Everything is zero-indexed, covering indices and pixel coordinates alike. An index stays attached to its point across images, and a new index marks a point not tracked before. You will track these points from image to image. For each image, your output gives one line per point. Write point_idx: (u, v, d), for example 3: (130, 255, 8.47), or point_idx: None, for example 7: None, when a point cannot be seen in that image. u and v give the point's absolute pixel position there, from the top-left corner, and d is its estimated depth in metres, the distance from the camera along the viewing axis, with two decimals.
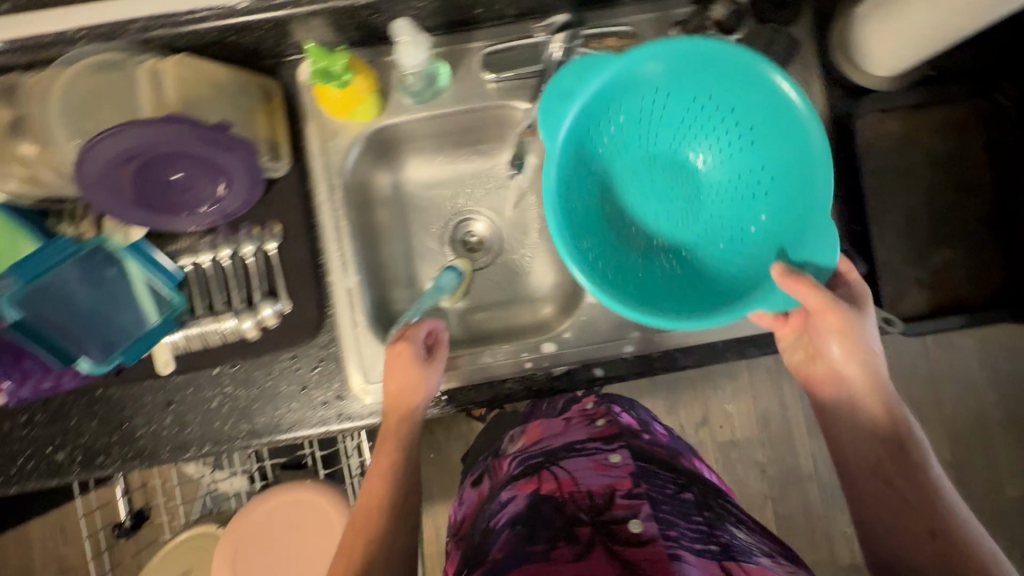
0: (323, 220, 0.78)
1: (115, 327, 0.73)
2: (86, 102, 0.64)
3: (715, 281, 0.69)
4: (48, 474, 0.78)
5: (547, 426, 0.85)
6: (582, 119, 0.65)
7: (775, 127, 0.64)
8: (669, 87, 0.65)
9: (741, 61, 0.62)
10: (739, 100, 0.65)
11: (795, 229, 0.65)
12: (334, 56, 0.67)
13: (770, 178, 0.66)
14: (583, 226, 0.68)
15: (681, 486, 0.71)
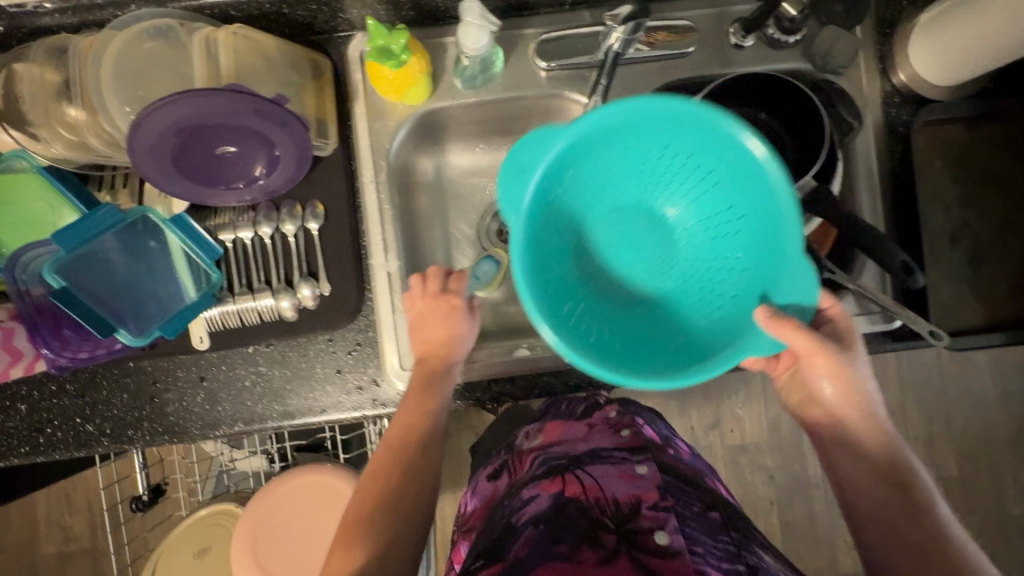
0: (366, 201, 0.77)
1: (153, 300, 0.72)
2: (139, 68, 0.63)
3: (700, 331, 0.63)
4: (76, 444, 0.77)
5: (569, 429, 0.77)
6: (544, 189, 0.60)
7: (736, 171, 0.59)
8: (623, 142, 0.60)
9: (692, 111, 0.56)
10: (700, 147, 0.59)
11: (772, 273, 0.59)
12: (394, 34, 0.65)
13: (741, 220, 0.61)
14: (559, 293, 0.62)
15: (709, 504, 0.65)
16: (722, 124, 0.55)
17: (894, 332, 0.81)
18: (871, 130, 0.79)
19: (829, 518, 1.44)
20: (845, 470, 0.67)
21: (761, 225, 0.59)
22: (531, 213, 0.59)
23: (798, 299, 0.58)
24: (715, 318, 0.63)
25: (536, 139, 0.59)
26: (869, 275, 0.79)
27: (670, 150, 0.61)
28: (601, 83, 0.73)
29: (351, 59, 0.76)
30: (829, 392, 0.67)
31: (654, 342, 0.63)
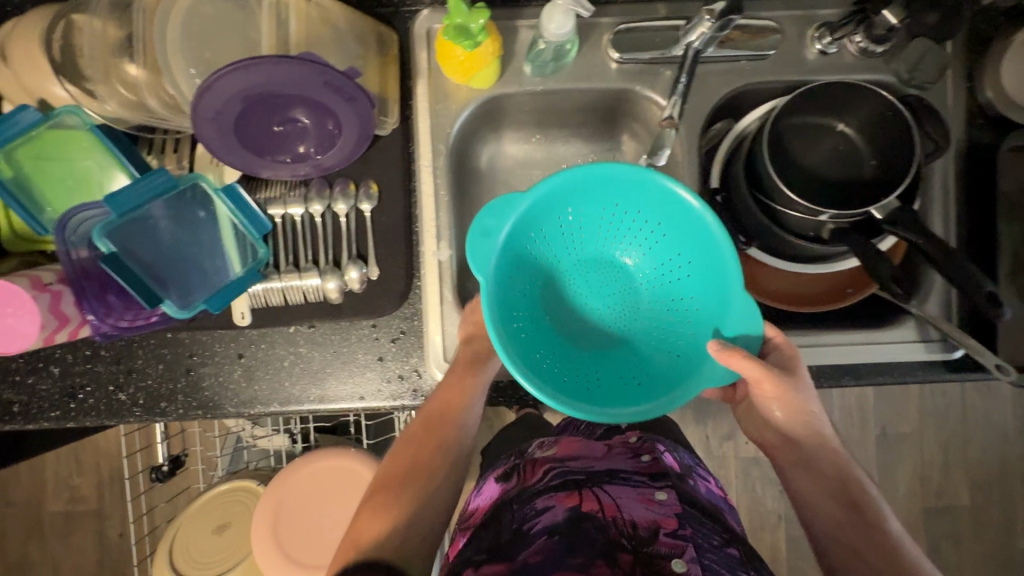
0: (421, 185, 0.74)
1: (198, 272, 0.69)
2: (206, 27, 0.60)
3: (664, 365, 0.67)
4: (107, 413, 0.75)
5: (586, 445, 0.76)
6: (512, 248, 0.64)
7: (677, 223, 0.65)
8: (578, 204, 0.66)
9: (630, 175, 0.62)
10: (645, 205, 0.65)
11: (719, 308, 0.63)
12: (473, 13, 0.62)
13: (689, 263, 0.66)
14: (534, 340, 0.66)
15: (729, 538, 0.62)
16: (658, 183, 0.62)
17: (953, 362, 0.78)
18: (954, 150, 0.75)
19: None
20: (795, 485, 0.65)
21: (706, 267, 0.64)
22: (498, 272, 0.63)
23: (745, 329, 0.61)
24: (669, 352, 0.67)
25: (501, 203, 0.62)
26: (933, 302, 0.76)
27: (622, 209, 0.67)
28: (681, 82, 0.69)
29: (417, 37, 0.73)
30: (777, 414, 0.64)
31: (620, 377, 0.67)
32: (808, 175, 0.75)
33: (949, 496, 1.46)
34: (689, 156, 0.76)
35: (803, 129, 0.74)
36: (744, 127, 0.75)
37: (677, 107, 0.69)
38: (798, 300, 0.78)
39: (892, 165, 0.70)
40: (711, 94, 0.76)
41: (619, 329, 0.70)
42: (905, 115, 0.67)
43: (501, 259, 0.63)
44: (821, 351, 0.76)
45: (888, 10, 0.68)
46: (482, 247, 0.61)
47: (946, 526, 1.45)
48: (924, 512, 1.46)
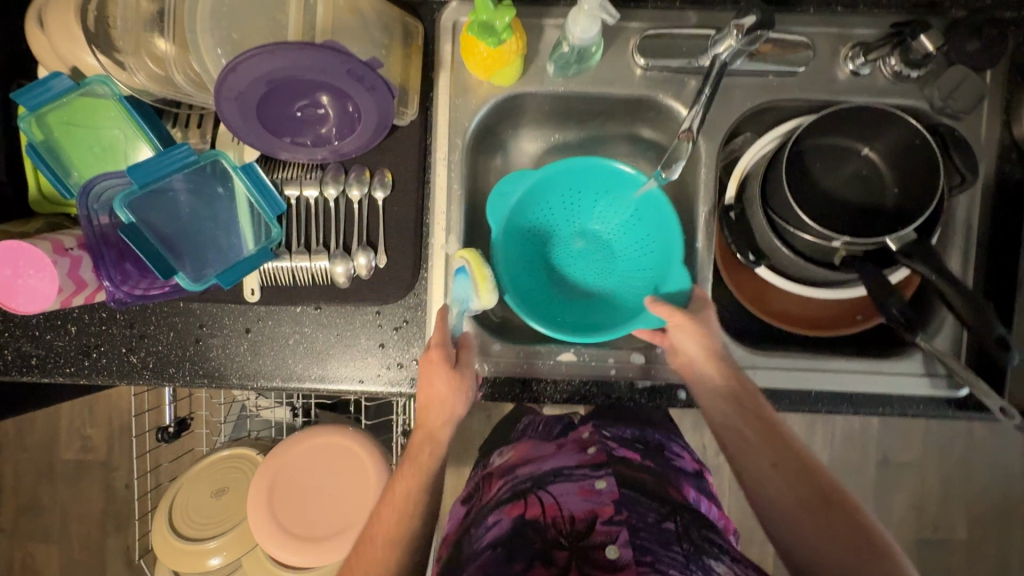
0: (435, 177, 0.74)
1: (212, 247, 0.70)
2: (234, 7, 0.60)
3: (623, 314, 0.80)
4: (119, 373, 0.78)
5: (538, 447, 0.81)
6: (517, 213, 0.78)
7: (642, 206, 0.79)
8: (578, 183, 0.80)
9: (606, 166, 0.77)
10: (619, 191, 0.80)
11: (665, 270, 0.77)
12: (499, 11, 0.61)
13: (649, 238, 0.80)
14: (528, 284, 0.80)
15: (666, 515, 0.67)
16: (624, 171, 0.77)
17: (958, 400, 0.77)
18: (982, 183, 0.73)
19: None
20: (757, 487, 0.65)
21: (662, 239, 0.78)
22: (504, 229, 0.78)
23: (678, 287, 0.75)
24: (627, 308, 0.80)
25: (516, 174, 0.77)
26: (943, 337, 0.75)
27: (611, 192, 0.80)
28: (705, 91, 0.67)
29: (442, 29, 0.73)
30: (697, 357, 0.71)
31: (593, 319, 0.80)
32: (827, 197, 0.73)
33: (944, 528, 1.44)
34: (707, 168, 0.75)
35: (826, 150, 0.73)
36: (765, 143, 0.74)
37: (698, 119, 0.67)
38: (804, 322, 0.78)
39: (913, 194, 0.69)
40: (735, 107, 0.75)
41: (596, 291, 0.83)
42: (933, 144, 0.65)
43: (507, 221, 0.77)
44: (822, 377, 0.75)
45: (926, 36, 0.67)
46: (495, 207, 0.76)
47: (939, 557, 1.44)
48: (917, 541, 1.44)
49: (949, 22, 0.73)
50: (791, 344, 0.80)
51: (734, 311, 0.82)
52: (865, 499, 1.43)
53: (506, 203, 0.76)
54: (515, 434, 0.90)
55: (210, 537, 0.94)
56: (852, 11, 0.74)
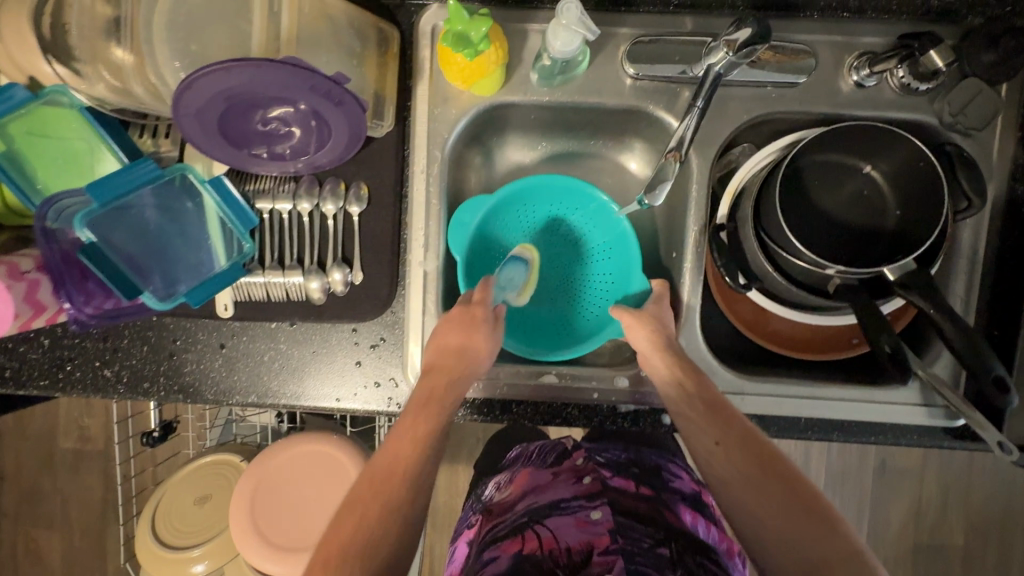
0: (412, 192, 0.71)
1: (181, 264, 0.68)
2: (192, 16, 0.57)
3: (587, 326, 0.80)
4: (93, 387, 0.76)
5: (534, 478, 0.80)
6: (478, 236, 0.77)
7: (597, 217, 0.80)
8: (537, 198, 0.80)
9: (565, 183, 0.78)
10: (574, 204, 0.80)
11: (625, 281, 0.78)
12: (474, 21, 0.58)
13: (605, 250, 0.80)
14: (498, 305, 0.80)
15: (661, 540, 0.65)
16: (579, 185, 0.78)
17: (955, 429, 0.74)
18: (990, 204, 0.68)
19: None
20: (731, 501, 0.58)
21: (619, 250, 0.79)
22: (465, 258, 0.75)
23: (639, 294, 0.77)
24: (588, 320, 0.81)
25: (473, 200, 0.74)
26: (943, 365, 0.71)
27: (572, 206, 0.80)
28: (697, 106, 0.64)
29: (420, 34, 0.69)
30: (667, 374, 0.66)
31: (561, 334, 0.80)
32: (824, 217, 0.69)
33: (942, 533, 1.42)
34: (700, 184, 0.71)
35: (826, 168, 0.69)
36: (761, 158, 0.70)
37: (692, 126, 0.64)
38: (796, 345, 0.74)
39: (915, 218, 0.65)
40: (731, 119, 0.70)
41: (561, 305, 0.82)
42: (938, 166, 0.61)
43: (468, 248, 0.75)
44: (814, 405, 0.72)
45: (936, 50, 0.62)
46: (457, 235, 0.74)
47: (936, 563, 1.42)
48: (914, 546, 1.42)
49: (962, 30, 0.68)
50: (784, 367, 0.77)
51: (724, 332, 0.79)
52: (861, 504, 1.41)
53: (466, 230, 0.74)
54: (511, 464, 0.89)
55: (193, 546, 0.95)
56: (858, 17, 0.69)
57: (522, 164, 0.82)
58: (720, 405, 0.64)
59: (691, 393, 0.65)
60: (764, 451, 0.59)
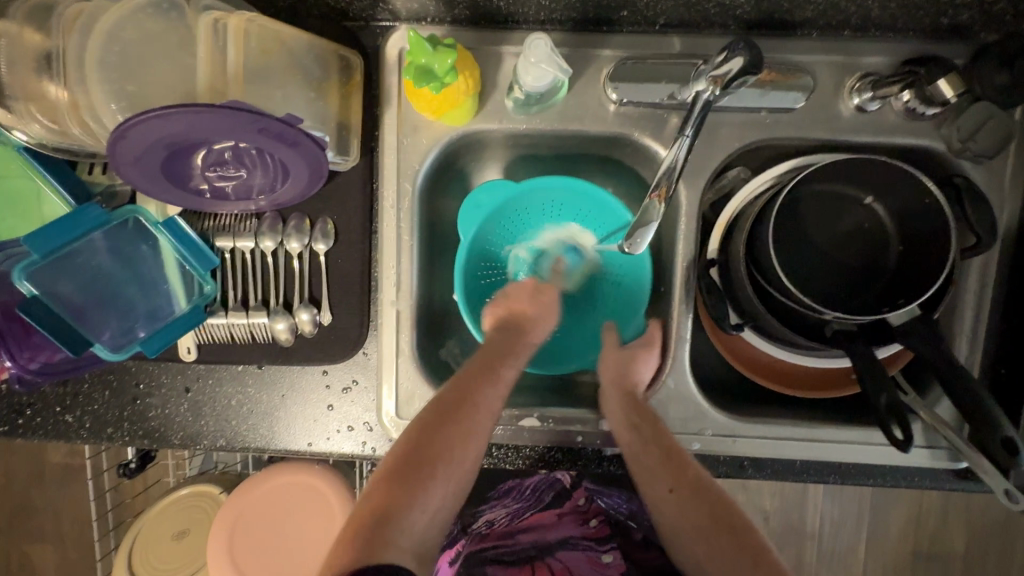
0: (383, 227, 0.67)
1: (139, 309, 0.65)
2: (130, 52, 0.52)
3: (575, 338, 0.77)
4: (55, 434, 0.73)
5: (532, 513, 0.76)
6: (489, 224, 0.72)
7: (605, 229, 0.73)
8: (554, 197, 0.73)
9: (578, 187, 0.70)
10: (586, 207, 0.73)
11: (625, 308, 0.75)
12: (439, 52, 0.54)
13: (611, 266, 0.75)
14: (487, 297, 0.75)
15: None
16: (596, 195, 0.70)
17: (959, 470, 0.69)
18: (1001, 236, 0.64)
19: (815, 566, 1.19)
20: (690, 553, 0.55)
21: (623, 273, 0.74)
22: (474, 241, 0.71)
23: (632, 327, 0.74)
24: (575, 342, 0.77)
25: (494, 184, 0.69)
26: (946, 406, 0.67)
27: (584, 213, 0.74)
28: (684, 136, 0.57)
29: (387, 61, 0.64)
30: (635, 421, 0.62)
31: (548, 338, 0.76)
32: (820, 251, 0.66)
33: (942, 542, 1.17)
34: (690, 216, 0.66)
35: (823, 200, 0.66)
36: (757, 183, 0.65)
37: (684, 149, 0.56)
38: (799, 382, 0.69)
39: (916, 256, 0.62)
40: (721, 147, 0.66)
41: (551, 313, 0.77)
42: (944, 205, 0.57)
43: (478, 233, 0.71)
44: (811, 447, 0.68)
45: (945, 80, 0.57)
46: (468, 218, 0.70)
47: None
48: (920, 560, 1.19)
49: (973, 49, 0.63)
50: (780, 406, 0.72)
51: (716, 367, 0.74)
52: (860, 513, 1.18)
53: (480, 212, 0.70)
54: (496, 496, 0.80)
55: None
56: (860, 34, 0.63)
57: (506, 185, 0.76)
58: (676, 449, 0.60)
59: (648, 439, 0.61)
60: (719, 503, 0.56)
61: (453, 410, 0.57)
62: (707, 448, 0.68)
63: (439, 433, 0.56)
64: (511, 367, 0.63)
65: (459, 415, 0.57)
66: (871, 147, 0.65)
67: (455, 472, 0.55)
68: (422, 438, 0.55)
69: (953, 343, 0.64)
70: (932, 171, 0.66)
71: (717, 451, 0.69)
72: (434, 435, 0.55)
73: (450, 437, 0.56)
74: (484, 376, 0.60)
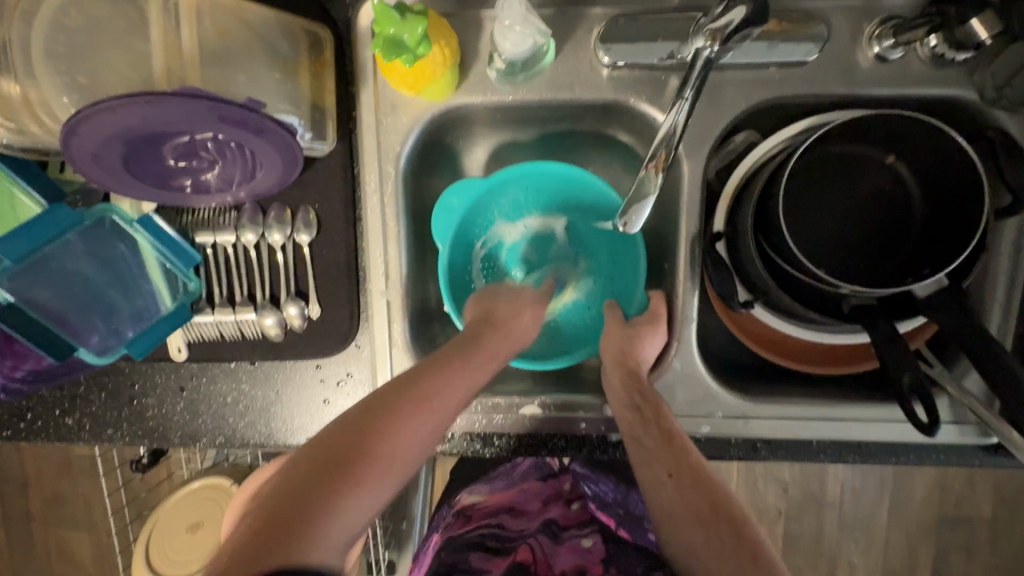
0: (366, 215, 0.64)
1: (125, 311, 0.63)
2: (78, 40, 0.49)
3: (566, 328, 0.71)
4: (56, 436, 0.71)
5: (517, 497, 0.72)
6: (465, 225, 0.67)
7: (584, 206, 0.69)
8: (534, 185, 0.68)
9: (548, 170, 0.66)
10: (561, 190, 0.69)
11: (622, 285, 0.70)
12: (408, 21, 0.50)
13: (597, 244, 0.71)
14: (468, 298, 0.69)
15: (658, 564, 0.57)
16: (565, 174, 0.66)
17: (990, 445, 0.65)
18: None
19: (836, 536, 1.16)
20: (685, 544, 0.51)
21: (611, 248, 0.70)
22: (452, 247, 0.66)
23: (631, 301, 0.68)
24: (578, 328, 0.71)
25: (466, 184, 0.64)
26: (974, 379, 0.62)
27: (560, 194, 0.69)
28: (683, 98, 0.51)
29: (359, 34, 0.59)
30: (627, 394, 0.60)
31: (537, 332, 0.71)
32: (838, 217, 0.61)
33: (969, 506, 1.13)
34: (694, 185, 0.61)
35: (839, 162, 0.60)
36: (769, 146, 0.59)
37: (683, 112, 0.51)
38: (821, 358, 0.64)
39: (945, 217, 0.57)
40: (725, 110, 0.60)
41: (553, 302, 0.72)
42: (975, 160, 0.52)
43: (455, 238, 0.66)
44: (830, 426, 0.64)
45: (977, 18, 0.50)
46: (442, 222, 0.65)
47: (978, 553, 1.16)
48: (943, 526, 1.15)
49: None
50: (797, 383, 0.68)
51: (726, 346, 0.71)
52: (881, 481, 1.14)
53: (453, 215, 0.65)
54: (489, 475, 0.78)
55: None
56: None
57: (498, 164, 0.72)
58: (676, 433, 0.56)
59: (649, 419, 0.58)
60: (719, 489, 0.52)
61: (399, 400, 0.50)
62: (718, 431, 0.65)
63: (380, 425, 0.48)
64: (478, 361, 0.56)
65: (407, 406, 0.50)
66: (892, 100, 0.59)
67: (396, 467, 0.48)
68: (358, 429, 0.47)
69: (985, 311, 0.59)
70: (964, 123, 0.60)
71: (729, 434, 0.65)
72: (374, 426, 0.48)
73: (391, 432, 0.48)
74: (450, 359, 0.55)
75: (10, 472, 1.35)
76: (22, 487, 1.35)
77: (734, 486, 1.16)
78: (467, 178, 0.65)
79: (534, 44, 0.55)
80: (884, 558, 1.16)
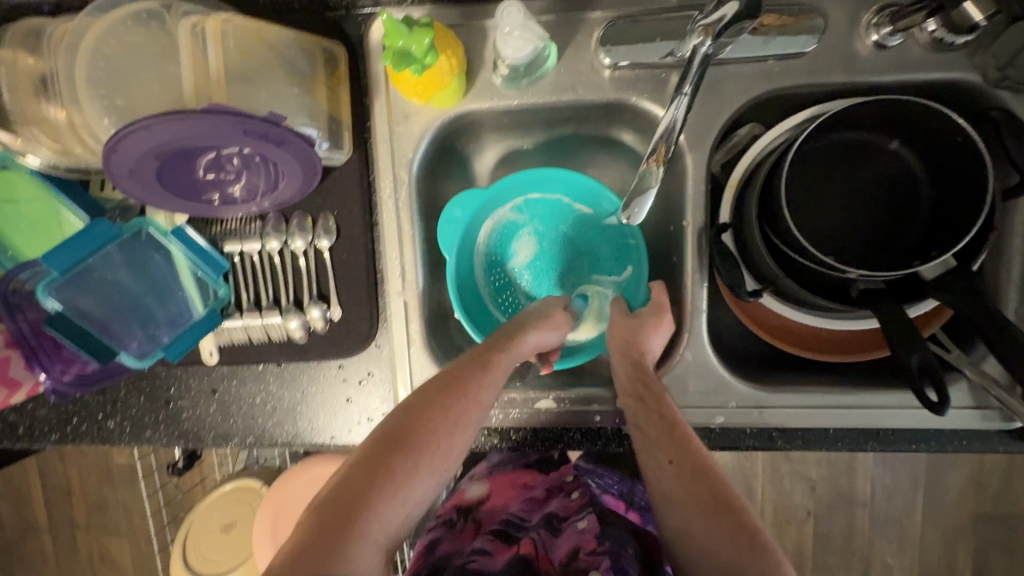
0: (383, 220, 0.67)
1: (161, 317, 0.68)
2: (116, 66, 0.53)
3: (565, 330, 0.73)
4: (100, 439, 0.75)
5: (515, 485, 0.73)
6: (470, 234, 0.70)
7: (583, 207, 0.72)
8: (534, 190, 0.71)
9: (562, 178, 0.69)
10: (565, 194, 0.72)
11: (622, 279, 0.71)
12: (415, 33, 0.53)
13: (590, 243, 0.73)
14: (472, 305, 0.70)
15: None
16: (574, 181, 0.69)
17: (1016, 431, 0.64)
18: None
19: (868, 534, 1.14)
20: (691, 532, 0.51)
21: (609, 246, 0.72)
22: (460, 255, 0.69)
23: (634, 294, 0.69)
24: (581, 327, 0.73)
25: (468, 195, 0.66)
26: (994, 363, 0.62)
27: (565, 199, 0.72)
28: (682, 93, 0.52)
29: (371, 48, 0.63)
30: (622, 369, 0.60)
31: None
32: (845, 203, 0.61)
33: (1008, 501, 1.10)
34: (699, 178, 0.62)
35: (845, 148, 0.61)
36: (771, 137, 0.60)
37: (683, 106, 0.52)
38: (832, 345, 0.64)
39: (951, 199, 0.57)
40: (726, 103, 0.61)
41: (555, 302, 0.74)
42: (980, 141, 0.52)
43: (460, 249, 0.68)
44: (844, 415, 0.64)
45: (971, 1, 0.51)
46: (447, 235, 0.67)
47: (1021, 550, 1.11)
48: (982, 522, 1.11)
49: None
50: (811, 372, 0.68)
51: (738, 337, 0.71)
52: (914, 477, 1.12)
53: (458, 226, 0.67)
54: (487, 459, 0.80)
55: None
56: None
57: (506, 166, 0.74)
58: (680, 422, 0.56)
59: (652, 409, 0.57)
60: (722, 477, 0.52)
61: (453, 395, 0.50)
62: (733, 420, 0.66)
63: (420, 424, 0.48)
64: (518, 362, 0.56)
65: (462, 401, 0.51)
66: (892, 87, 0.60)
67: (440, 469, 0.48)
68: (414, 426, 0.48)
69: (1000, 294, 0.59)
70: (969, 106, 0.60)
71: (745, 423, 0.65)
72: (431, 424, 0.48)
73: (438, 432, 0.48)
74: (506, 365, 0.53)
75: (55, 482, 1.42)
76: (68, 495, 1.42)
77: (759, 485, 1.15)
78: (471, 190, 0.66)
79: (535, 48, 0.58)
80: (921, 557, 1.13)
